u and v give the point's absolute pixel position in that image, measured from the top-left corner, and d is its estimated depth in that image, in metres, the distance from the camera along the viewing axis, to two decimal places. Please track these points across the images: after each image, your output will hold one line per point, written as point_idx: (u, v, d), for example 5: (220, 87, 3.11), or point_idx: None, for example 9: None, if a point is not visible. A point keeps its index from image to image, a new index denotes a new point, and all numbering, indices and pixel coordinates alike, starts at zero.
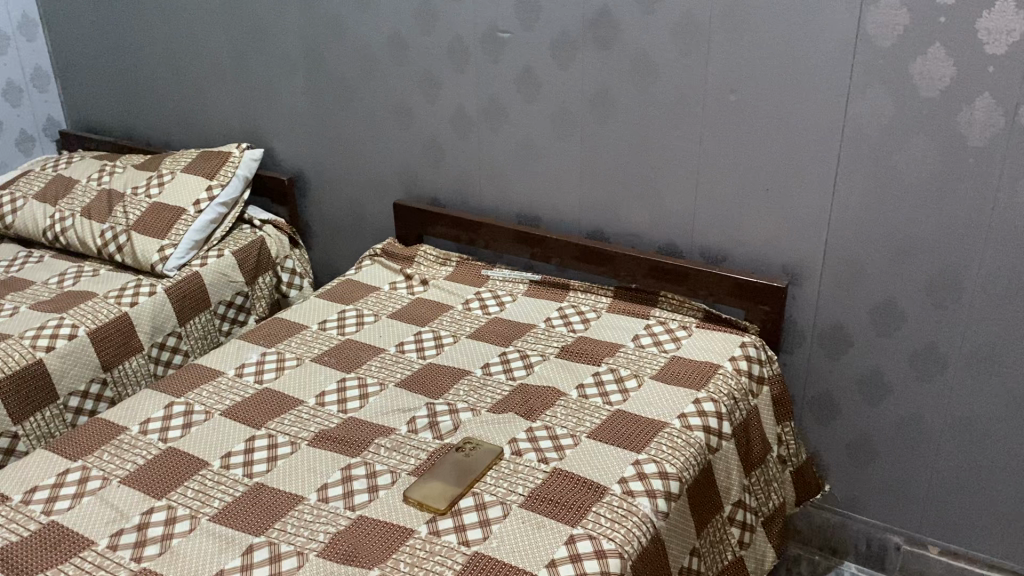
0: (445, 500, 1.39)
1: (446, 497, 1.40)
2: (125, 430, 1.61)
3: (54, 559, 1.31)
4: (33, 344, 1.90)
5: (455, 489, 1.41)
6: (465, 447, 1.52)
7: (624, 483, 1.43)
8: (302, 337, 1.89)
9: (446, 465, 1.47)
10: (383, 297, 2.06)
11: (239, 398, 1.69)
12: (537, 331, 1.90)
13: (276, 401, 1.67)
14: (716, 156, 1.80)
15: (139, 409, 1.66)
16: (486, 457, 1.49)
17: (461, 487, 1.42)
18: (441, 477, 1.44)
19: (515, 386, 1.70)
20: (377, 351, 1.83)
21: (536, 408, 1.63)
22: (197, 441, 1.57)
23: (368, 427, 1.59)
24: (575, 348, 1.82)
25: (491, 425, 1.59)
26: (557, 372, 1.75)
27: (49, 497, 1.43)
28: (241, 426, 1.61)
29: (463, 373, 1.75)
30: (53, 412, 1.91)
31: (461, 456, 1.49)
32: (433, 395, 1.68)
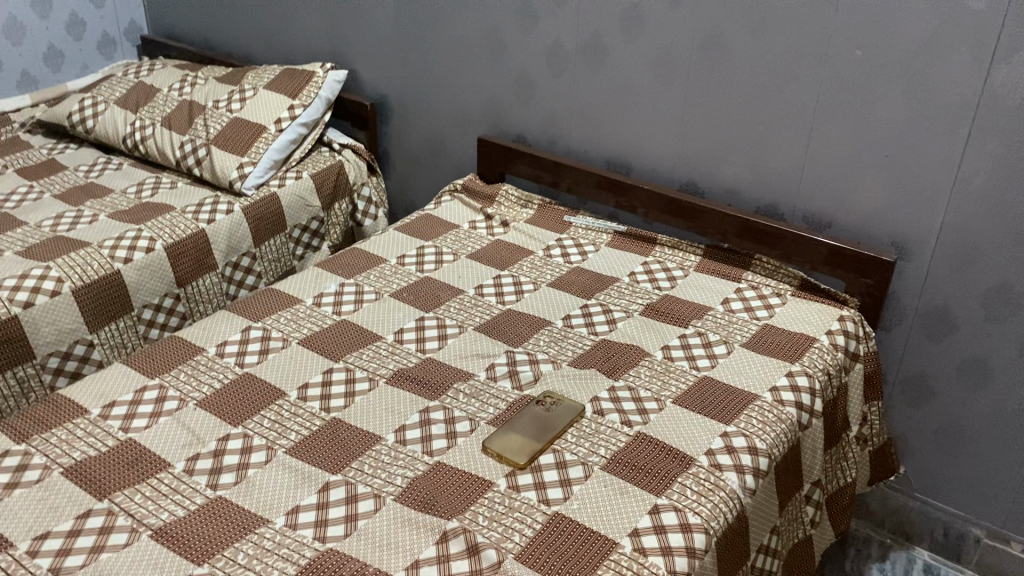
0: (528, 455, 1.35)
1: (528, 453, 1.35)
2: (202, 351, 1.59)
3: (131, 478, 1.30)
4: (111, 254, 1.89)
5: (537, 445, 1.37)
6: (545, 401, 1.46)
7: (711, 455, 1.38)
8: (380, 271, 1.84)
9: (527, 418, 1.42)
10: (462, 235, 2.00)
11: (316, 329, 1.65)
12: (621, 286, 1.83)
13: (352, 335, 1.64)
14: (833, 115, 1.68)
15: (217, 330, 1.64)
16: (567, 414, 1.44)
17: (545, 444, 1.37)
18: (523, 430, 1.40)
19: (597, 342, 1.64)
20: (456, 292, 1.77)
21: (620, 366, 1.57)
22: (273, 370, 1.55)
23: (447, 369, 1.55)
24: (661, 307, 1.75)
25: (573, 380, 1.53)
26: (641, 331, 1.68)
27: (127, 414, 1.42)
28: (318, 357, 1.58)
29: (544, 323, 1.69)
30: (127, 323, 1.90)
31: (543, 410, 1.44)
32: (513, 343, 1.62)
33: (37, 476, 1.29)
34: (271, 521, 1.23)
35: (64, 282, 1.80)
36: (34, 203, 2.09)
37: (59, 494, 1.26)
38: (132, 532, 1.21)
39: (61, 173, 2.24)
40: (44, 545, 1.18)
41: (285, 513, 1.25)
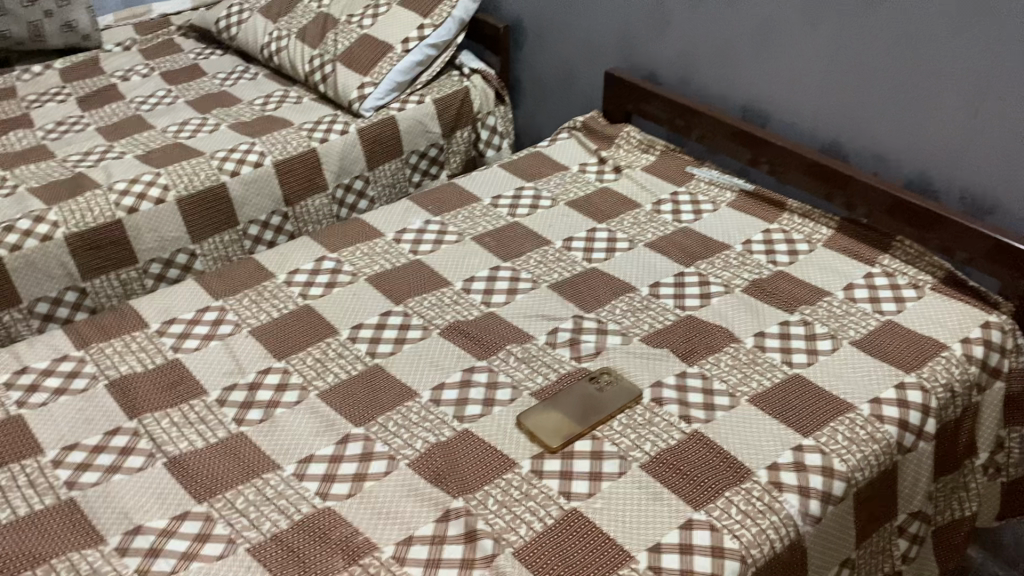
0: (562, 440, 1.22)
1: (564, 436, 1.23)
2: (272, 276, 1.56)
3: (166, 401, 1.30)
4: (220, 166, 1.90)
5: (576, 430, 1.24)
6: (599, 379, 1.32)
7: (774, 470, 1.18)
8: (471, 210, 1.74)
9: (575, 397, 1.29)
10: (568, 179, 1.84)
11: (388, 267, 1.58)
12: (730, 255, 1.62)
13: (421, 277, 1.55)
14: (1011, 79, 1.36)
15: (292, 257, 1.61)
16: (620, 397, 1.29)
17: (584, 430, 1.24)
18: (565, 410, 1.27)
19: (680, 317, 1.46)
20: (541, 242, 1.64)
21: (698, 350, 1.39)
22: (334, 304, 1.49)
23: (506, 328, 1.44)
24: (769, 285, 1.53)
25: (640, 359, 1.37)
26: (736, 311, 1.48)
27: (182, 333, 1.43)
28: (379, 297, 1.51)
29: (627, 289, 1.53)
30: (230, 237, 1.92)
31: (594, 388, 1.31)
32: (585, 308, 1.48)
33: (84, 385, 1.33)
34: (280, 468, 1.19)
35: (170, 191, 1.83)
36: (167, 108, 2.15)
37: (98, 407, 1.29)
38: (149, 457, 1.21)
39: (200, 80, 2.29)
40: (69, 457, 1.21)
41: (297, 461, 1.21)
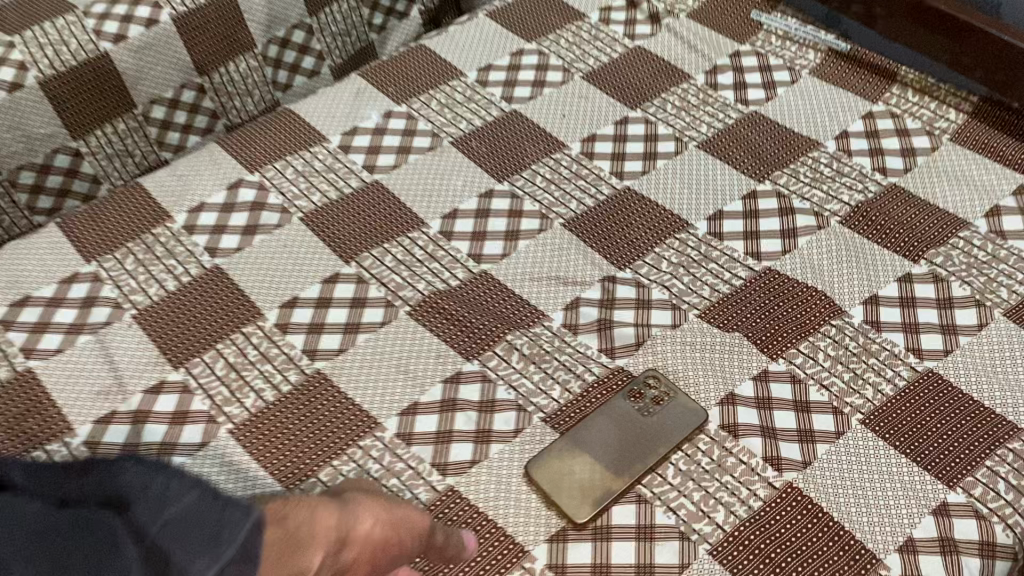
0: (593, 509, 0.83)
1: (596, 502, 0.83)
2: (168, 220, 1.09)
3: (8, 449, 0.88)
4: (96, 28, 1.36)
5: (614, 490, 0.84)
6: (642, 394, 0.91)
7: (908, 555, 0.80)
8: (449, 96, 1.24)
9: (609, 429, 0.89)
10: (585, 36, 1.33)
11: (333, 195, 1.11)
12: (818, 160, 1.14)
13: (381, 213, 1.09)
14: None
15: (196, 183, 1.13)
16: (676, 426, 0.88)
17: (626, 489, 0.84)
18: (596, 454, 0.87)
19: (755, 273, 1.02)
20: (550, 146, 1.17)
21: (785, 333, 0.96)
22: (256, 264, 1.04)
23: (505, 300, 1.00)
24: (877, 213, 1.07)
25: (701, 352, 0.95)
26: (834, 261, 1.03)
27: (38, 325, 0.99)
28: (320, 250, 1.05)
29: (676, 226, 1.07)
30: (128, 126, 1.43)
31: (636, 411, 0.90)
32: (618, 262, 1.04)
33: None
34: None
35: (29, 70, 1.31)
36: None
37: None
38: None
39: None
40: None
41: None
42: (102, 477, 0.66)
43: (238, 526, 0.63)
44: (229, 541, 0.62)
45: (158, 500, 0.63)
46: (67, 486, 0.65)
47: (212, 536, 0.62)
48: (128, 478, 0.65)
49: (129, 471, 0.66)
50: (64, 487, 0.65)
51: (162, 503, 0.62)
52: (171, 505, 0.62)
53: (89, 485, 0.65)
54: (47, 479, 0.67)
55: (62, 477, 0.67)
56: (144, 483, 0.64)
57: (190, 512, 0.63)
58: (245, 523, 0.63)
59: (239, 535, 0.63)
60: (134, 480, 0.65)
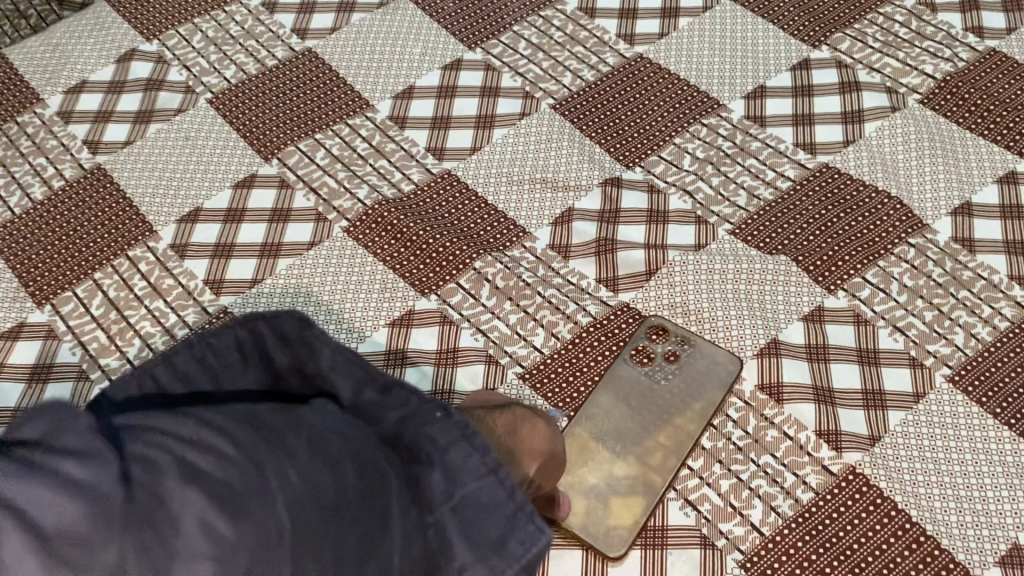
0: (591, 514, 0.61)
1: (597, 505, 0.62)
2: (38, 104, 0.84)
3: None
4: None
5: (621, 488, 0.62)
6: (655, 349, 0.69)
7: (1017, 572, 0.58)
8: None
9: (613, 400, 0.67)
10: None
11: (252, 69, 0.85)
12: (894, 17, 0.86)
13: (315, 93, 0.83)
14: None
15: (77, 55, 0.87)
16: (701, 391, 0.66)
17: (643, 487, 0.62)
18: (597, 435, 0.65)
19: (806, 172, 0.77)
20: (538, 0, 0.89)
21: (847, 256, 0.72)
22: (150, 164, 0.80)
23: (474, 210, 0.76)
24: (972, 90, 0.81)
25: (732, 281, 0.71)
26: (913, 155, 0.77)
27: None
28: (233, 145, 0.80)
29: (702, 108, 0.81)
30: None
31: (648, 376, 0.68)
32: (624, 158, 0.78)
33: None
34: None
35: None
36: None
37: None
38: None
39: None
40: None
41: None
42: (387, 391, 0.44)
43: (531, 539, 0.43)
44: (517, 559, 0.43)
45: (449, 458, 0.42)
46: (347, 383, 0.46)
47: (500, 540, 0.43)
48: (418, 411, 0.43)
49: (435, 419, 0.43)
50: (338, 382, 0.46)
51: (456, 464, 0.42)
52: (467, 474, 0.42)
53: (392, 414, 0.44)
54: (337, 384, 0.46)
55: (337, 364, 0.46)
56: (443, 427, 0.43)
57: (485, 492, 0.43)
58: (542, 538, 0.43)
59: (531, 552, 0.43)
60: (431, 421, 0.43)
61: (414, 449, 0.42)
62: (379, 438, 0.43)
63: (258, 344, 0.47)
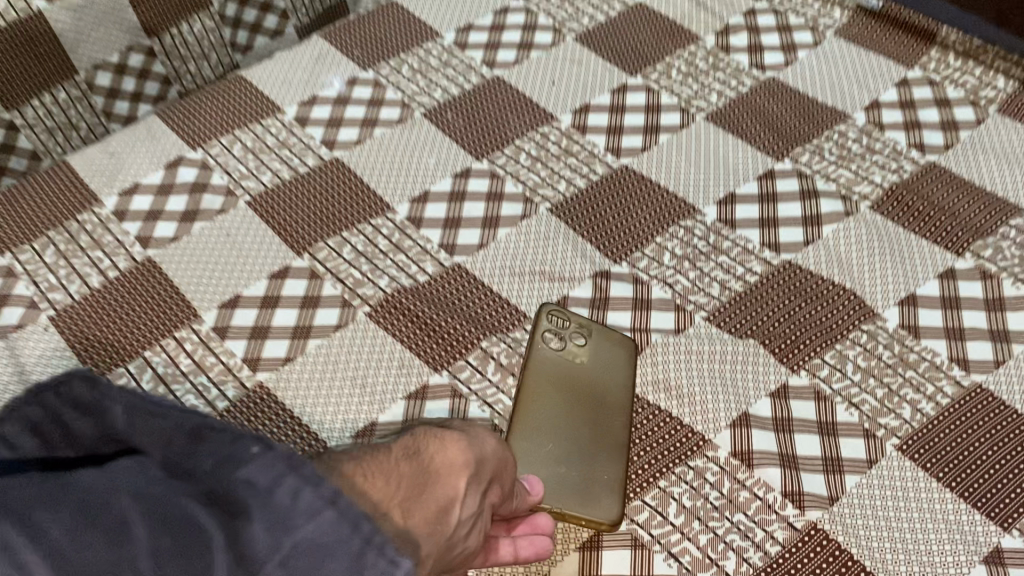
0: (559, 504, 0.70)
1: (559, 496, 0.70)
2: (94, 203, 0.95)
3: None
4: None
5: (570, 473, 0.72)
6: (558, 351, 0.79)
7: None
8: (422, 59, 1.09)
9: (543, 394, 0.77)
10: None
11: (286, 175, 0.97)
12: (847, 134, 0.99)
13: (342, 195, 0.95)
14: None
15: (130, 161, 0.99)
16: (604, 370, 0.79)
17: (589, 460, 0.73)
18: (528, 431, 0.74)
19: (772, 267, 0.88)
20: (537, 117, 1.02)
21: (807, 340, 0.82)
22: (194, 257, 0.90)
23: (481, 298, 0.86)
24: (915, 197, 0.93)
25: (706, 361, 0.81)
26: (865, 253, 0.89)
27: None
28: (269, 241, 0.91)
29: (681, 211, 0.93)
30: (70, 94, 1.28)
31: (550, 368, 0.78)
32: (613, 253, 0.90)
33: None
34: None
35: None
36: None
37: None
38: None
39: None
40: None
41: None
42: (199, 438, 0.47)
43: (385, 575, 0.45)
44: None
45: (272, 500, 0.44)
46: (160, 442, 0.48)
47: None
48: (235, 454, 0.46)
49: (252, 463, 0.45)
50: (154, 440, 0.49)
51: (281, 506, 0.44)
52: (298, 516, 0.44)
53: (209, 464, 0.46)
54: (121, 422, 0.51)
55: (134, 420, 0.50)
56: (260, 468, 0.45)
57: (326, 532, 0.44)
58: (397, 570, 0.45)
59: None
60: (247, 464, 0.45)
61: (232, 500, 0.44)
62: (200, 493, 0.44)
63: (47, 411, 0.56)
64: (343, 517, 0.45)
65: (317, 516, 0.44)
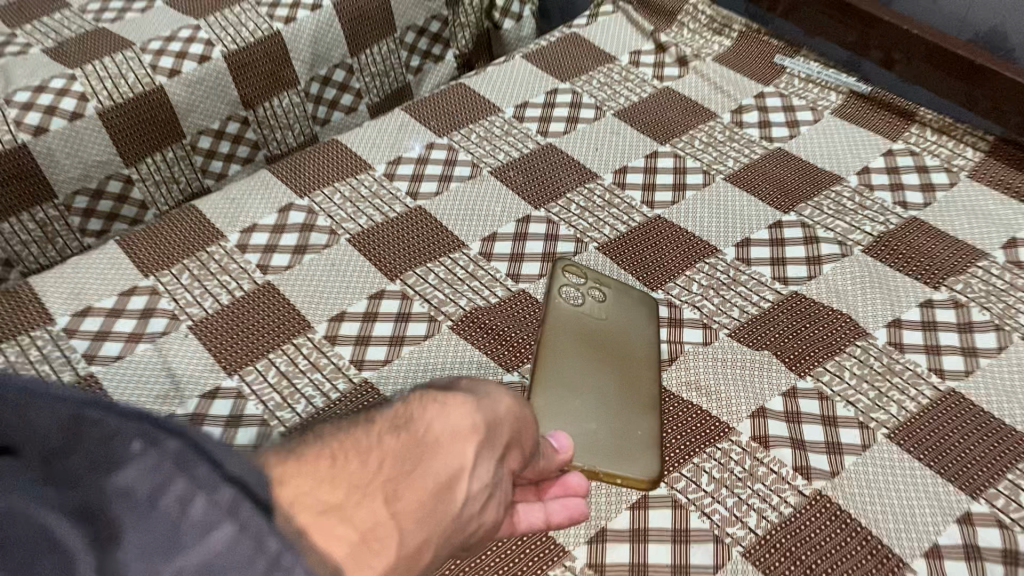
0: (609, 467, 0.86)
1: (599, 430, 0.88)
2: (220, 238, 1.15)
3: None
4: (153, 63, 1.44)
5: (608, 409, 0.90)
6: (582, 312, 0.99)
7: (935, 561, 0.83)
8: (486, 128, 1.31)
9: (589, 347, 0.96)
10: (616, 77, 1.41)
11: (378, 219, 1.17)
12: (843, 193, 1.20)
13: (425, 234, 1.15)
14: None
15: (247, 206, 1.20)
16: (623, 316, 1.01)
17: (632, 415, 0.90)
18: (586, 375, 0.92)
19: (782, 296, 1.07)
20: (584, 176, 1.23)
21: (811, 353, 1.00)
22: (305, 281, 1.09)
23: None
24: (900, 243, 1.12)
25: (729, 367, 0.99)
26: (859, 286, 1.08)
27: (99, 334, 1.04)
28: (366, 269, 1.11)
29: (705, 251, 1.12)
30: (177, 155, 1.50)
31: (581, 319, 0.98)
32: (650, 283, 1.09)
33: None
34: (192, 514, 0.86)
35: (89, 101, 1.38)
36: None
37: None
38: None
39: None
40: None
41: None
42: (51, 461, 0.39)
43: None
44: None
45: (153, 506, 0.37)
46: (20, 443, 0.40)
47: None
48: (107, 446, 0.38)
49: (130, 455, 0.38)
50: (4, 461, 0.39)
51: (166, 503, 0.37)
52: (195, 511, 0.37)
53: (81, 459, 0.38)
54: None
55: None
56: (138, 461, 0.38)
57: (217, 551, 0.36)
58: None
59: None
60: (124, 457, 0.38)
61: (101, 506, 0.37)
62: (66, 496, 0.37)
63: None
64: (246, 531, 0.37)
65: (211, 530, 0.37)
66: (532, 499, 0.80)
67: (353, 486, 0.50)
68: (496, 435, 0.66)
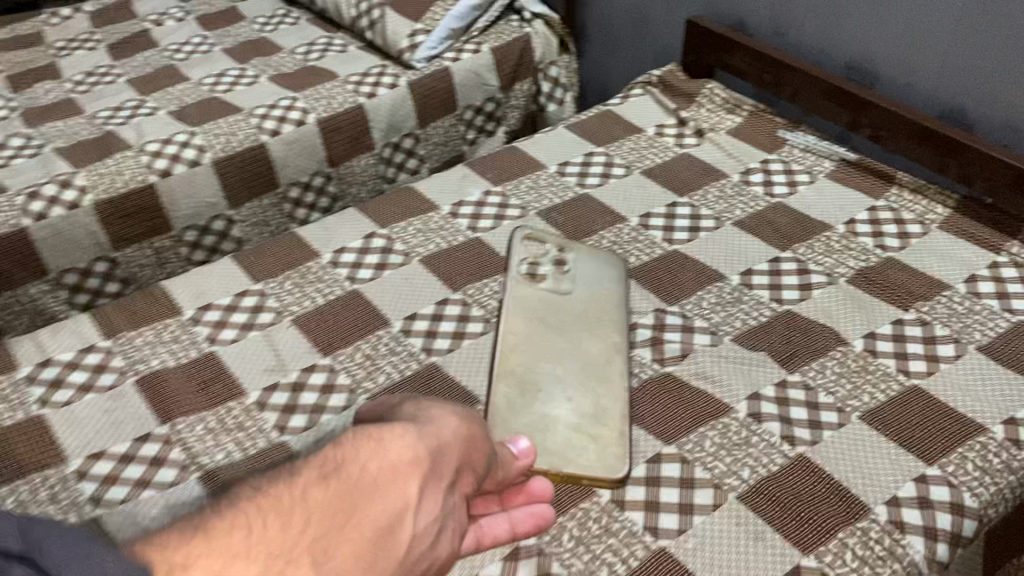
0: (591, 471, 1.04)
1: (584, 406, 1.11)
2: (315, 256, 1.41)
3: (199, 404, 1.16)
4: (259, 125, 1.74)
5: (582, 386, 1.14)
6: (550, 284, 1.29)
7: (894, 508, 1.02)
8: (534, 180, 1.57)
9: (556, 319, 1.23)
10: (643, 144, 1.68)
11: (444, 246, 1.42)
12: (832, 237, 1.43)
13: (483, 258, 1.40)
14: None
15: (337, 233, 1.46)
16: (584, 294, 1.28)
17: (604, 393, 1.14)
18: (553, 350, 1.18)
19: (777, 313, 1.29)
20: (615, 219, 1.48)
21: (799, 354, 1.22)
22: (385, 289, 1.34)
23: None
24: (878, 276, 1.35)
25: (732, 363, 1.21)
26: (842, 307, 1.30)
27: (219, 323, 1.29)
28: (434, 282, 1.35)
29: (714, 278, 1.36)
30: (271, 201, 1.77)
31: (553, 310, 1.24)
32: (668, 300, 1.32)
33: (112, 381, 1.20)
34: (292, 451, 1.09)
35: (206, 152, 1.68)
36: (203, 58, 2.00)
37: (126, 409, 1.15)
38: (182, 470, 1.07)
39: (238, 26, 2.14)
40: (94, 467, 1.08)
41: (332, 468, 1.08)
42: None
43: None
44: None
45: None
46: None
47: None
48: None
49: None
50: None
51: None
52: None
53: None
54: None
55: None
56: None
57: None
58: None
59: None
60: None
61: None
62: None
63: None
64: None
65: None
66: (497, 509, 0.84)
67: (276, 553, 0.55)
68: (440, 464, 0.67)
